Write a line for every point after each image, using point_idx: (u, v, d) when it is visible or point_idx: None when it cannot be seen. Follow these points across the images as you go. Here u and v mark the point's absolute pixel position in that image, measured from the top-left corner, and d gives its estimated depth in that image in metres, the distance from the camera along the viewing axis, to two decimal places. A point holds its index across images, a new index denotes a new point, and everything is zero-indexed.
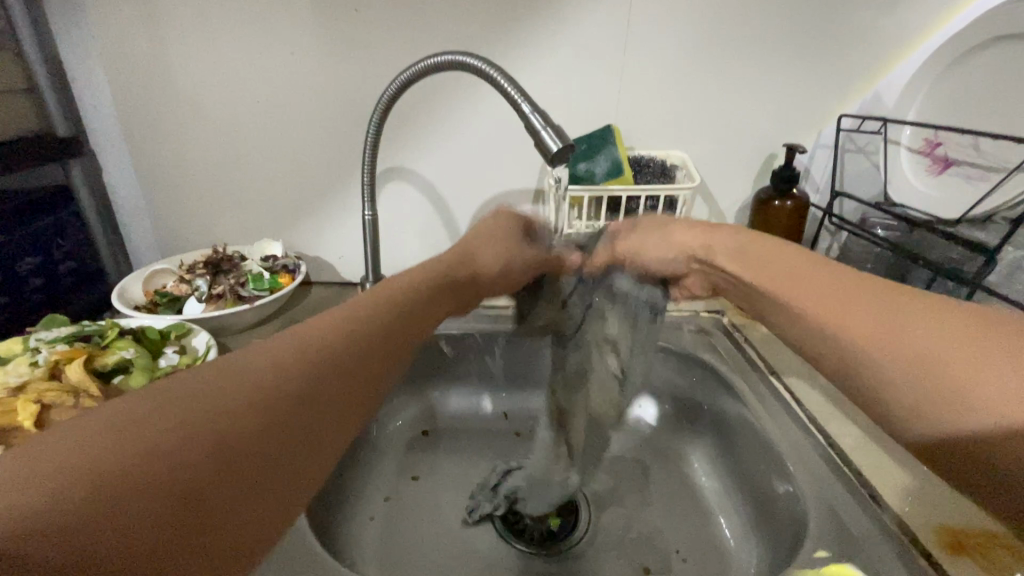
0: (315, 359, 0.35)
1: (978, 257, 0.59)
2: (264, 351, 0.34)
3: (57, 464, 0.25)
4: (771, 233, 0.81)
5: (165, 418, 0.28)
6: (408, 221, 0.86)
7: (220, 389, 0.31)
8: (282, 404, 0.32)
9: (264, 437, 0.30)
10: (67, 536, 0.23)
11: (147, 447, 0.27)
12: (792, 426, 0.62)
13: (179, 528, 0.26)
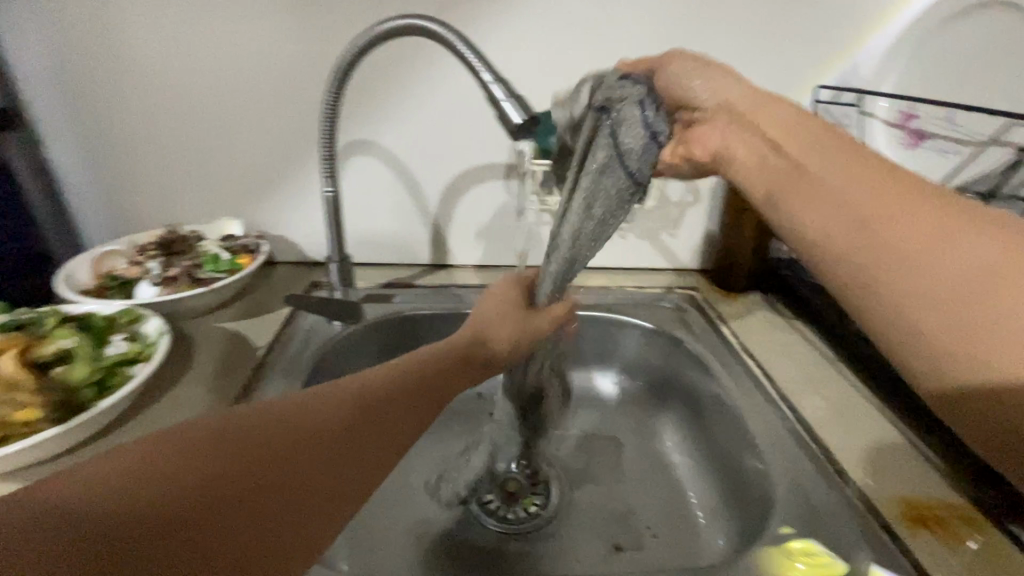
0: (334, 422, 0.38)
1: None
2: (341, 392, 0.40)
3: (186, 474, 0.32)
4: (747, 208, 0.80)
5: (242, 446, 0.34)
6: (376, 198, 0.82)
7: (303, 424, 0.37)
8: (348, 440, 0.38)
9: (329, 464, 0.36)
10: (182, 538, 0.29)
11: (254, 460, 0.34)
12: (762, 403, 0.63)
13: (256, 540, 0.32)
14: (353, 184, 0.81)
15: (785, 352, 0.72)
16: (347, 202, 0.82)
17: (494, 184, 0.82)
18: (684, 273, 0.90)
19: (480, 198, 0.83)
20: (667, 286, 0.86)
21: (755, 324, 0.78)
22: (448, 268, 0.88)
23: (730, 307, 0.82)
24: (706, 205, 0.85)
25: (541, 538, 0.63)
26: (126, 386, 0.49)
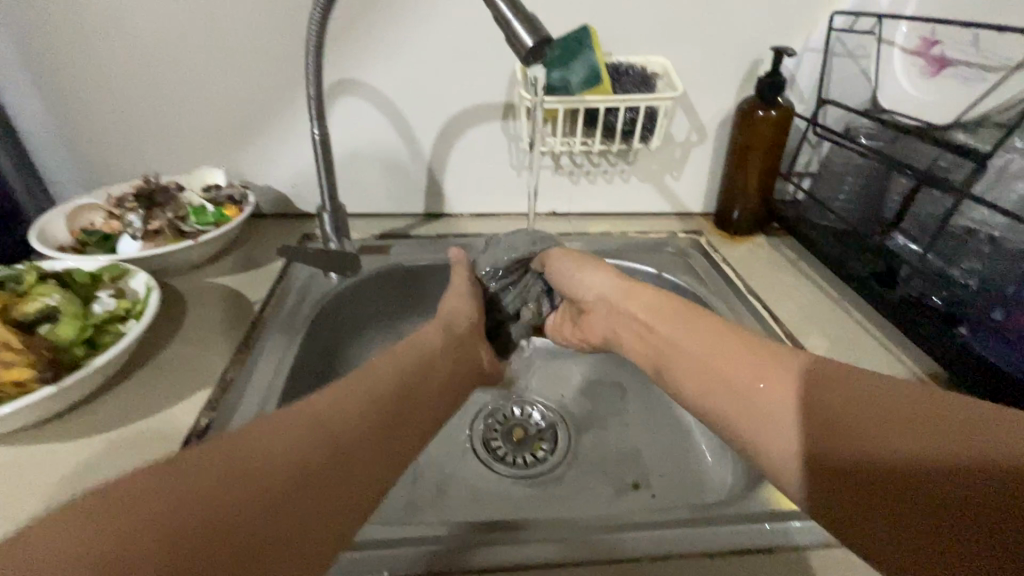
0: (336, 430, 0.38)
1: (966, 162, 0.57)
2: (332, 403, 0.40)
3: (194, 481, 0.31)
4: (754, 146, 0.77)
5: (222, 467, 0.32)
6: (366, 143, 0.78)
7: (298, 435, 0.36)
8: (332, 459, 0.36)
9: (310, 488, 0.34)
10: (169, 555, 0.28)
11: (253, 467, 0.33)
12: (769, 342, 0.63)
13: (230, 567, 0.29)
14: (341, 129, 0.76)
15: (791, 293, 0.71)
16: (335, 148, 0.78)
17: (490, 126, 0.77)
18: (687, 217, 0.88)
19: (476, 141, 0.78)
20: (670, 231, 0.85)
21: (759, 265, 0.77)
22: (444, 217, 0.85)
23: (733, 249, 0.81)
24: (711, 145, 0.82)
25: (552, 480, 0.64)
26: (118, 344, 0.47)
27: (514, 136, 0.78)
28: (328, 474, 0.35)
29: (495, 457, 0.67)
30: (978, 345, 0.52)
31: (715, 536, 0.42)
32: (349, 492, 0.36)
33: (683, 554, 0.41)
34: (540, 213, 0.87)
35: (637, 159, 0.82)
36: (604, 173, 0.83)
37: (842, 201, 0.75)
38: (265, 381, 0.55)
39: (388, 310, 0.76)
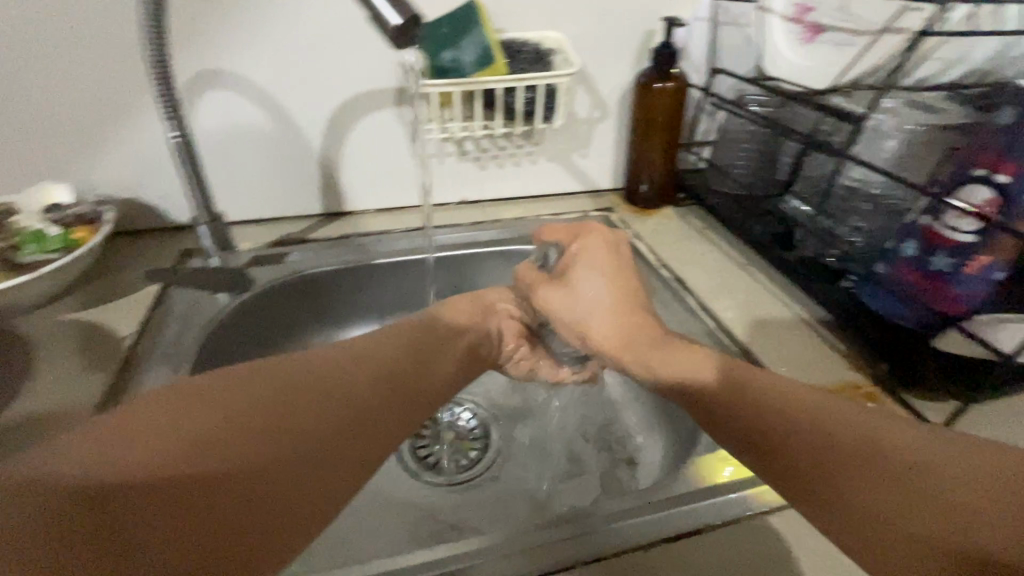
0: (340, 401, 0.38)
1: (845, 125, 0.60)
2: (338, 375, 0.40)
3: (197, 432, 0.32)
4: (655, 118, 0.77)
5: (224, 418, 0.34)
6: (244, 141, 0.69)
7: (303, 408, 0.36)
8: (332, 432, 0.37)
9: (301, 462, 0.34)
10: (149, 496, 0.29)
11: (251, 432, 0.34)
12: (684, 313, 0.64)
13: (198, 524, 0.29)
14: (210, 129, 0.67)
15: (701, 262, 0.73)
16: (207, 150, 0.69)
17: (385, 113, 0.71)
18: (598, 194, 0.88)
19: (370, 131, 0.72)
20: (583, 210, 0.84)
21: (670, 238, 0.79)
22: (346, 215, 0.78)
23: (645, 223, 0.81)
24: (614, 119, 0.81)
25: (488, 481, 0.62)
26: None
27: (411, 123, 0.73)
28: (323, 449, 0.36)
29: (427, 467, 0.64)
30: (865, 297, 0.55)
31: (651, 523, 0.42)
32: (339, 473, 0.36)
33: (624, 549, 0.41)
34: (450, 202, 0.83)
35: (543, 139, 0.80)
36: (511, 156, 0.81)
37: (740, 167, 0.77)
38: None
39: (292, 325, 0.70)
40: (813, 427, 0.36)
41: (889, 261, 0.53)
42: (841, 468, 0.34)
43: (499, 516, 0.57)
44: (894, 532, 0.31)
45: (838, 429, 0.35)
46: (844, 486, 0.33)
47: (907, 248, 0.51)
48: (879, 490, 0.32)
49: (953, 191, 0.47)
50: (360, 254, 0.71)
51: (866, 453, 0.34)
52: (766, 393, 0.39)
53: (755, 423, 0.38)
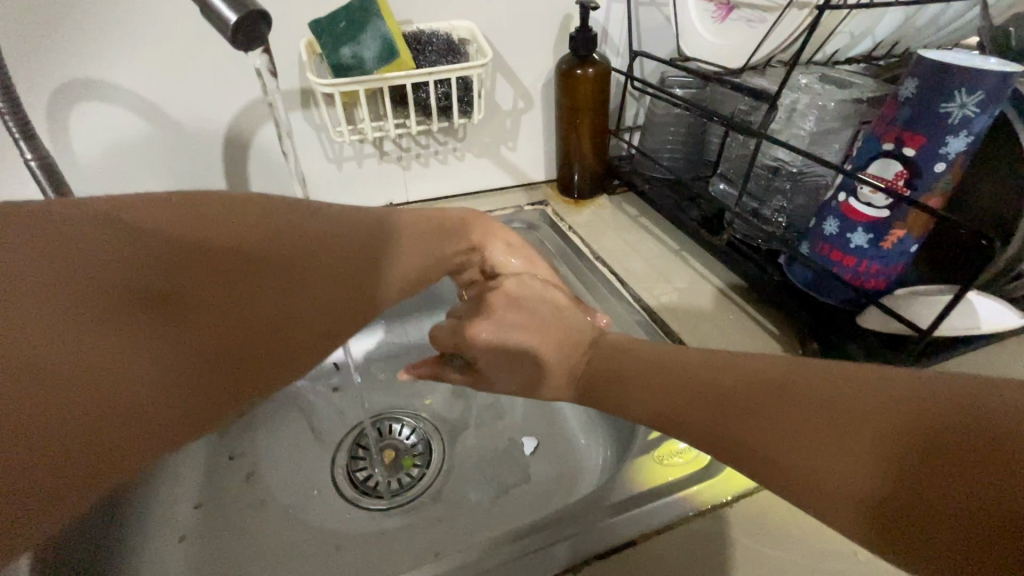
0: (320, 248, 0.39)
1: (762, 104, 0.59)
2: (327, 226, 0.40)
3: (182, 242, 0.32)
4: (579, 106, 0.75)
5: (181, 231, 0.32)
6: (130, 156, 0.63)
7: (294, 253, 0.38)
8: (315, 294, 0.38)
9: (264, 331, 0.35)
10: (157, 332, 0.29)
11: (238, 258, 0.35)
12: (618, 306, 0.63)
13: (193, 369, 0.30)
14: (91, 146, 0.61)
15: (635, 251, 0.72)
16: (90, 170, 0.62)
17: (291, 118, 0.66)
18: (532, 187, 0.85)
19: (277, 138, 0.67)
20: (516, 205, 0.81)
21: (604, 228, 0.77)
22: None
23: (580, 215, 0.79)
24: (540, 110, 0.78)
25: (429, 500, 0.59)
26: None
27: (321, 126, 0.68)
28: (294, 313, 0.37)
29: (366, 491, 0.60)
30: (793, 277, 0.56)
31: (587, 538, 0.40)
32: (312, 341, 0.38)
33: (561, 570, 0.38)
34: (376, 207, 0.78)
35: (467, 134, 0.76)
36: (436, 154, 0.77)
37: (669, 153, 0.77)
38: None
39: None
40: (735, 406, 0.34)
41: (813, 241, 0.53)
42: (767, 438, 0.31)
43: (443, 540, 0.54)
44: (842, 494, 0.28)
45: (755, 399, 0.33)
46: (752, 443, 0.32)
47: (829, 226, 0.51)
48: (812, 455, 0.29)
49: (866, 167, 0.47)
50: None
51: (796, 418, 0.30)
52: (688, 380, 0.38)
53: (698, 403, 0.36)
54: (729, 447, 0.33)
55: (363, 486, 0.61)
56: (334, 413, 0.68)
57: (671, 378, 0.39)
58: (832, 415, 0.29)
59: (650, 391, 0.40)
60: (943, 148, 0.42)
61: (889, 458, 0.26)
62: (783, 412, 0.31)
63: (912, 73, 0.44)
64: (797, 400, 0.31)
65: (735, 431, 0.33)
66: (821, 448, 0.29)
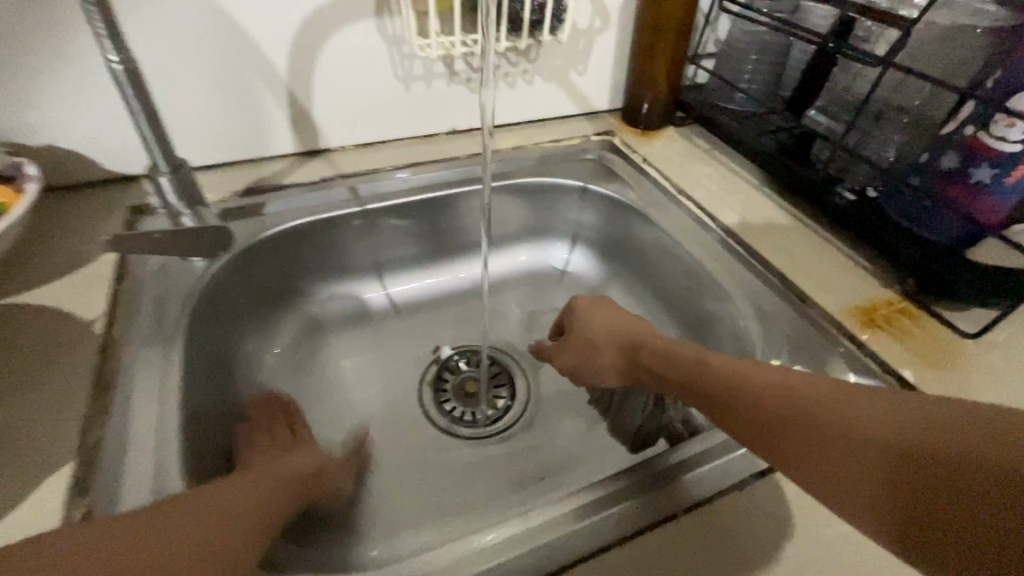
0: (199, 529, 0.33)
1: (886, 31, 0.56)
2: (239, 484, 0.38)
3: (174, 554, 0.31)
4: (661, 28, 0.70)
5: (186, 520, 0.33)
6: (188, 62, 0.56)
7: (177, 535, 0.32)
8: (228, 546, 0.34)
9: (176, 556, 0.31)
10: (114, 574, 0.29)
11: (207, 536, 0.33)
12: (708, 241, 0.63)
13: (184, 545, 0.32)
14: (147, 56, 0.54)
15: (714, 185, 0.70)
16: (143, 61, 0.54)
17: (362, 26, 0.60)
18: (595, 116, 0.81)
19: (347, 50, 0.61)
20: (582, 135, 0.78)
21: (676, 159, 0.75)
22: (324, 153, 0.68)
23: (651, 147, 0.77)
24: (616, 30, 0.73)
25: (518, 434, 0.60)
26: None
27: (393, 39, 0.62)
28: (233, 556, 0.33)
29: (455, 421, 0.61)
30: (894, 212, 0.56)
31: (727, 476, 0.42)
32: None
33: (713, 495, 0.40)
34: (436, 133, 0.72)
35: (539, 54, 0.71)
36: (505, 76, 0.72)
37: (748, 81, 0.74)
38: (150, 429, 0.41)
39: (283, 285, 0.62)
40: (755, 417, 0.39)
41: (926, 174, 0.53)
42: (798, 434, 0.36)
43: (553, 472, 0.56)
44: (858, 486, 0.33)
45: (788, 404, 0.38)
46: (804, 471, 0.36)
47: (948, 161, 0.51)
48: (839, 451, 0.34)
49: (1009, 97, 0.46)
50: (350, 198, 0.63)
51: (817, 443, 0.35)
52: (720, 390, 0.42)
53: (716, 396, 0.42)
54: (817, 476, 0.35)
55: (453, 418, 0.61)
56: (411, 345, 0.67)
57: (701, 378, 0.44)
58: (880, 438, 0.33)
59: (706, 400, 0.43)
60: None
61: (939, 471, 0.30)
62: (832, 432, 0.35)
63: None
64: (844, 419, 0.35)
65: (779, 433, 0.37)
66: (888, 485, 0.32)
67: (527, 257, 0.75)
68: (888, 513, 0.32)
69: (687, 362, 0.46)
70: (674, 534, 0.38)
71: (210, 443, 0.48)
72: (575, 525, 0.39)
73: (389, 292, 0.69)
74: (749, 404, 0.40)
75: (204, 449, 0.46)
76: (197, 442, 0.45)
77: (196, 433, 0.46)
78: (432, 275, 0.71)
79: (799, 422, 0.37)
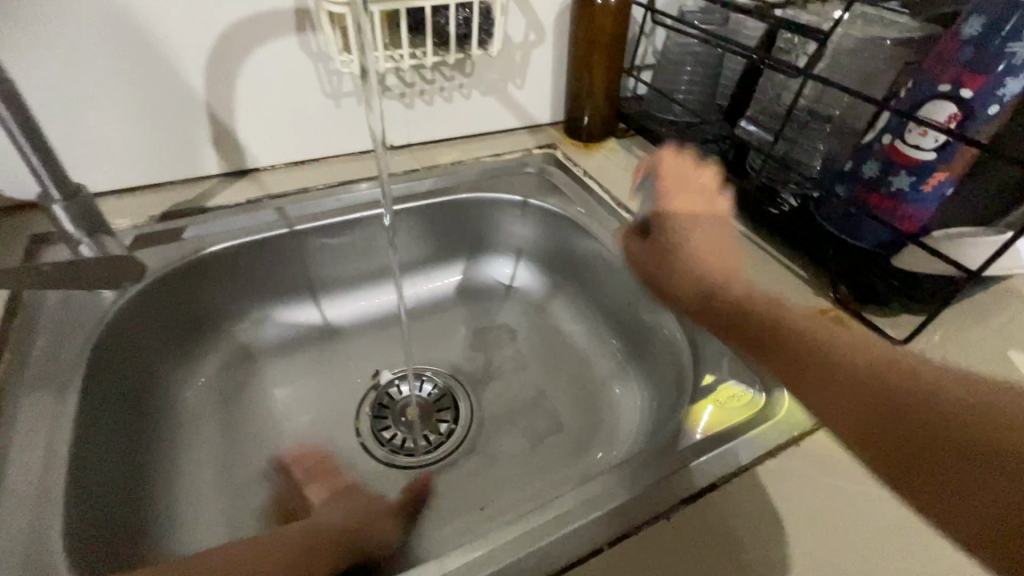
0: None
1: (805, 43, 0.57)
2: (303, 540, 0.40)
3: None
4: (596, 41, 0.70)
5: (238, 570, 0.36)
6: (96, 84, 0.53)
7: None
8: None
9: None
10: None
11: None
12: None
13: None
14: (43, 76, 0.51)
15: None
16: (25, 91, 0.51)
17: (284, 42, 0.58)
18: (537, 129, 0.80)
19: (267, 67, 0.59)
20: (524, 148, 0.77)
21: (617, 171, 0.75)
22: (251, 173, 0.65)
23: (592, 159, 0.76)
24: (551, 44, 0.73)
25: (459, 459, 0.58)
26: None
27: (318, 55, 0.60)
28: None
29: (395, 449, 0.58)
30: (822, 220, 0.57)
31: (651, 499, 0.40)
32: None
33: (642, 523, 0.38)
34: (371, 150, 0.70)
35: (474, 69, 0.70)
36: (441, 91, 0.70)
37: (684, 93, 0.75)
38: (31, 481, 0.38)
39: (205, 312, 0.59)
40: (741, 327, 0.39)
41: (851, 183, 0.53)
42: (764, 329, 0.37)
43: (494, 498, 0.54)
44: (799, 376, 0.33)
45: (769, 323, 0.37)
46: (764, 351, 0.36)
47: (869, 168, 0.51)
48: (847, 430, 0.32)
49: (918, 109, 0.47)
50: (278, 220, 0.61)
51: (780, 341, 0.35)
52: (722, 309, 0.41)
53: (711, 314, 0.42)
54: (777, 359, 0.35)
55: (393, 446, 0.58)
56: (348, 369, 0.64)
57: (705, 299, 0.44)
58: (852, 357, 0.32)
59: (705, 316, 0.43)
60: (1000, 89, 0.43)
61: (908, 406, 0.29)
62: (806, 337, 0.34)
63: (975, 11, 0.43)
64: (826, 346, 0.33)
65: (756, 331, 0.37)
66: (832, 384, 0.32)
67: (471, 274, 0.73)
68: (830, 420, 0.31)
69: (687, 289, 0.46)
70: (600, 564, 0.36)
71: (110, 485, 0.44)
72: (495, 560, 0.37)
73: (327, 315, 0.66)
74: (744, 314, 0.39)
75: (104, 495, 0.42)
76: (95, 486, 0.42)
77: (95, 474, 0.43)
78: (372, 295, 0.69)
79: (772, 330, 0.36)
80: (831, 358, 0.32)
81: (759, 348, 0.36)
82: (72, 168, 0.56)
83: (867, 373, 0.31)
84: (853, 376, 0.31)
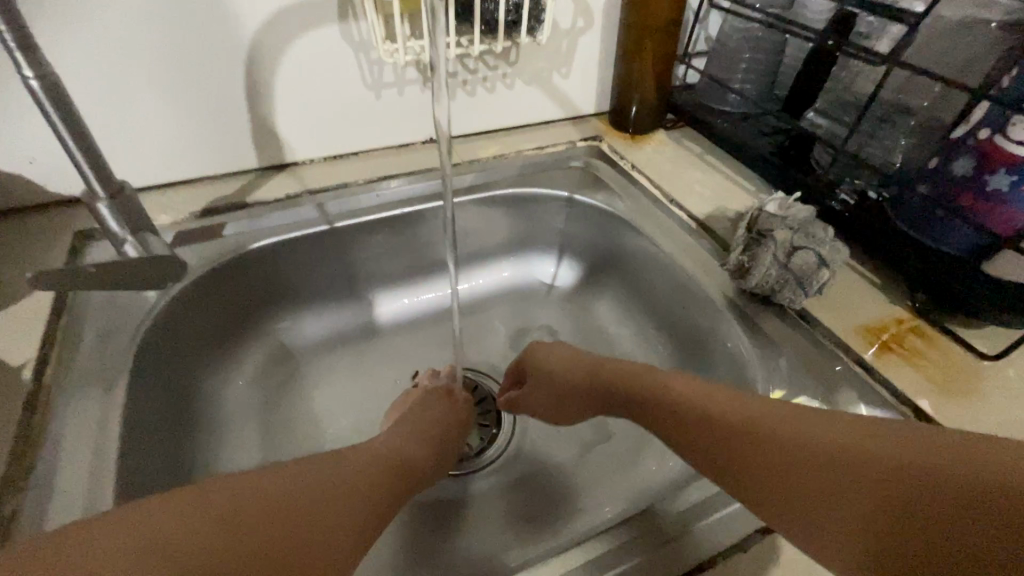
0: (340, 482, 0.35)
1: (890, 25, 0.53)
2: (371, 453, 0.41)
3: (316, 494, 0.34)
4: (649, 27, 0.66)
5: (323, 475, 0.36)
6: (137, 77, 0.51)
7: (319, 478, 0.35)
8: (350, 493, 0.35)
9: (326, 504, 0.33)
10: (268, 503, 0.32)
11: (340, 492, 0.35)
12: (703, 254, 0.59)
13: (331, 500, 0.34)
14: (84, 69, 0.50)
15: (707, 192, 0.66)
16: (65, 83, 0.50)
17: (325, 30, 0.56)
18: (580, 120, 0.77)
19: (309, 57, 0.57)
20: (568, 141, 0.73)
21: (667, 165, 0.71)
22: (289, 167, 0.63)
23: (640, 152, 0.72)
24: (599, 30, 0.69)
25: (503, 466, 0.56)
26: None
27: (360, 44, 0.58)
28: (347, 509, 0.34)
29: None
30: (899, 220, 0.52)
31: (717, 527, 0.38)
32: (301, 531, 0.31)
33: (712, 557, 0.36)
34: (412, 143, 0.68)
35: (519, 57, 0.67)
36: (484, 81, 0.67)
37: (741, 82, 0.70)
38: (79, 491, 0.37)
39: (246, 311, 0.57)
40: (734, 432, 0.36)
41: (936, 181, 0.48)
42: (759, 445, 0.34)
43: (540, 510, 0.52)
44: (823, 509, 0.31)
45: (767, 430, 0.35)
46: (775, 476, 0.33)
47: (960, 166, 0.46)
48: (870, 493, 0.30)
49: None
50: (318, 216, 0.59)
51: (791, 446, 0.33)
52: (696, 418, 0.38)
53: (683, 423, 0.39)
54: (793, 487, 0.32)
55: None
56: (387, 369, 0.63)
57: (676, 418, 0.40)
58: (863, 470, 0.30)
59: (677, 433, 0.39)
60: None
61: (928, 505, 0.28)
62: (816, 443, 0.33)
63: None
64: (842, 442, 0.32)
65: (752, 446, 0.35)
66: (863, 511, 0.29)
67: (512, 273, 0.70)
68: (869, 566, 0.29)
69: (651, 405, 0.43)
70: None
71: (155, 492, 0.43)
72: None
73: (366, 314, 0.65)
74: (730, 420, 0.36)
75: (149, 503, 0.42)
76: (144, 491, 0.41)
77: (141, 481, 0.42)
78: (411, 293, 0.67)
79: (773, 436, 0.34)
80: (850, 472, 0.31)
81: (767, 460, 0.34)
82: (112, 163, 0.55)
83: (884, 494, 0.29)
84: (879, 492, 0.29)
